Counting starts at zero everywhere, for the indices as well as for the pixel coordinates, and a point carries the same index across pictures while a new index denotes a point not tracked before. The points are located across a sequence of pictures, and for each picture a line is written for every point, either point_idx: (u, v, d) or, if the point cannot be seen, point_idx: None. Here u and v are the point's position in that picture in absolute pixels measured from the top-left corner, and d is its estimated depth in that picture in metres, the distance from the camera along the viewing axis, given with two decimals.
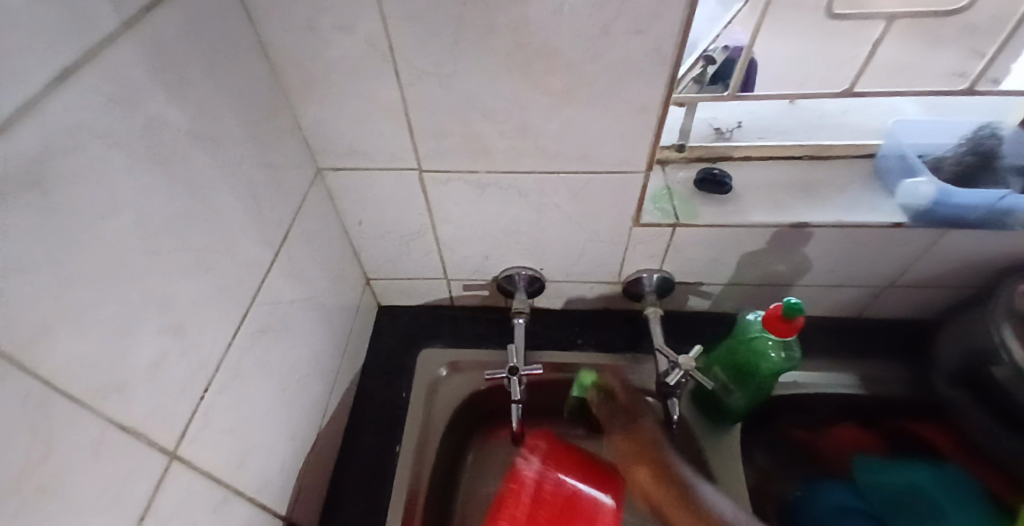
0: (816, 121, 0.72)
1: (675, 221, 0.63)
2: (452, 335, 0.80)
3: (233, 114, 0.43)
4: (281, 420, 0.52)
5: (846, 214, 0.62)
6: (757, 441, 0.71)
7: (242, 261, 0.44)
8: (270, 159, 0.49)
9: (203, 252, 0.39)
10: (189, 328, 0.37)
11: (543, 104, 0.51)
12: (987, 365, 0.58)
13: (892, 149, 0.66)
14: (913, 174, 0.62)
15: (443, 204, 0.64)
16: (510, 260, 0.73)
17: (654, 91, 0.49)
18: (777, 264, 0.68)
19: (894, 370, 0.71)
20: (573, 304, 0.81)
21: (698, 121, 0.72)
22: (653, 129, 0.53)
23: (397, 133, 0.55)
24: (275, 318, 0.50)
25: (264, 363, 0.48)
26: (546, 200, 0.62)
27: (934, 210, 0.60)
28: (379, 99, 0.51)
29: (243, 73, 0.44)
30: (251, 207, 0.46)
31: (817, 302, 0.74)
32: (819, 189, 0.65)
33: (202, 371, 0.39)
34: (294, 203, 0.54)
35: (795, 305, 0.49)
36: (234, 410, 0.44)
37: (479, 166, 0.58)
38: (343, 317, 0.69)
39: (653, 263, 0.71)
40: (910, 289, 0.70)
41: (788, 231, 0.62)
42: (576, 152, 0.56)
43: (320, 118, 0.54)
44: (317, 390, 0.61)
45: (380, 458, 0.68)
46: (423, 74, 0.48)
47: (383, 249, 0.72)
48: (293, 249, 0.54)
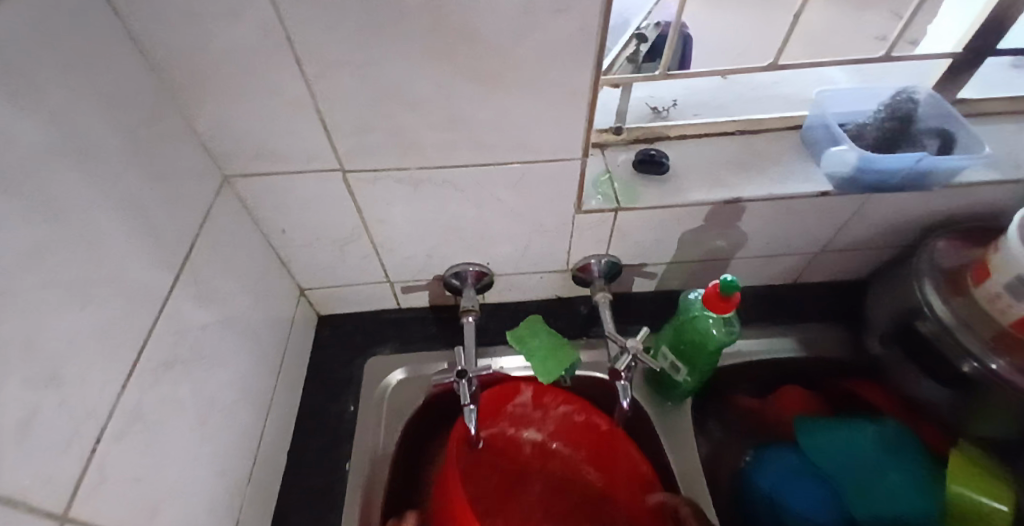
0: (748, 95, 0.73)
1: (616, 205, 0.62)
2: (400, 339, 0.77)
3: (104, 121, 0.37)
4: (206, 456, 0.48)
5: (779, 186, 0.62)
6: (709, 413, 0.73)
7: (129, 289, 0.39)
8: (159, 170, 0.43)
9: (77, 284, 0.33)
10: (66, 374, 0.32)
11: (469, 92, 0.47)
12: (912, 321, 0.62)
13: (818, 120, 0.67)
14: (837, 142, 0.63)
15: (374, 205, 0.60)
16: (454, 257, 0.70)
17: (584, 73, 0.47)
18: (718, 240, 0.68)
19: (830, 332, 0.74)
20: (524, 296, 0.80)
21: (634, 101, 0.71)
22: (587, 113, 0.50)
23: (312, 132, 0.50)
24: (183, 347, 0.45)
25: (174, 398, 0.43)
26: (483, 193, 0.59)
27: (858, 177, 0.62)
28: (285, 94, 0.46)
29: (110, 72, 0.38)
30: (139, 226, 0.40)
31: (758, 273, 0.75)
32: (753, 163, 0.66)
33: (91, 421, 0.34)
34: (196, 215, 0.49)
35: (731, 282, 0.48)
36: (140, 457, 0.39)
37: (407, 162, 0.54)
38: (275, 333, 0.64)
39: (599, 249, 0.70)
40: (841, 255, 0.73)
41: (722, 208, 0.62)
42: (510, 142, 0.53)
43: (221, 119, 0.48)
44: (250, 416, 0.57)
45: (328, 477, 0.64)
46: (332, 64, 0.44)
47: (314, 257, 0.67)
48: (199, 267, 0.48)
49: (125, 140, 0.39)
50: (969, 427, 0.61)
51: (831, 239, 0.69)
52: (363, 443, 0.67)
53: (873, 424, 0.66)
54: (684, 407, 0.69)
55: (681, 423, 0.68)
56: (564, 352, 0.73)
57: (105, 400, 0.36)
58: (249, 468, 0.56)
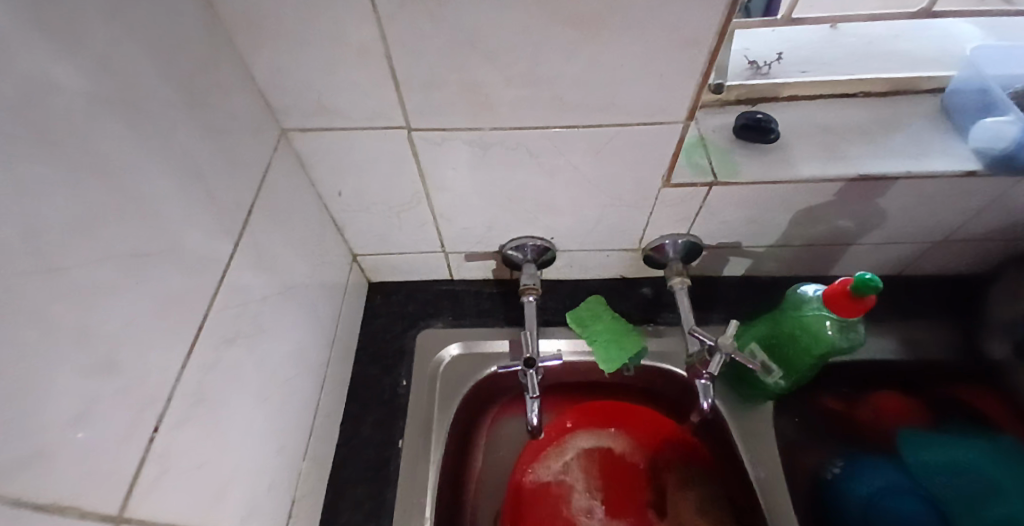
0: (869, 48, 0.61)
1: (712, 179, 0.54)
2: (454, 313, 0.73)
3: (154, 63, 0.32)
4: (267, 434, 0.45)
5: (916, 162, 0.52)
6: (787, 410, 0.63)
7: (188, 260, 0.35)
8: (214, 121, 0.39)
9: (130, 257, 0.29)
10: (123, 359, 0.29)
11: (562, 38, 0.40)
12: None
13: (971, 81, 0.56)
14: (995, 111, 0.53)
15: (438, 169, 0.54)
16: (519, 230, 0.64)
17: (708, 18, 0.38)
18: (824, 223, 0.59)
19: (938, 332, 0.65)
20: (588, 273, 0.73)
21: (732, 52, 0.61)
22: (700, 68, 0.42)
23: (378, 84, 0.44)
24: (242, 321, 0.41)
25: (236, 375, 0.40)
26: (561, 160, 0.52)
27: (1017, 155, 0.52)
28: (349, 37, 0.40)
29: (164, 7, 0.33)
30: (193, 187, 0.36)
31: (859, 262, 0.66)
32: (878, 132, 0.56)
33: (152, 406, 0.31)
34: (253, 177, 0.44)
35: (868, 281, 0.40)
36: (202, 439, 0.36)
37: (480, 122, 0.48)
38: (330, 302, 0.61)
39: (680, 228, 0.62)
40: (963, 243, 0.62)
41: (851, 185, 0.53)
42: (600, 102, 0.45)
43: (278, 66, 0.43)
44: (305, 391, 0.54)
45: (382, 454, 0.62)
46: (407, 2, 0.37)
47: (370, 223, 0.63)
48: (257, 232, 0.44)
49: (175, 85, 0.34)
50: None
51: (960, 226, 0.59)
52: (417, 420, 0.64)
53: (987, 439, 0.60)
54: (765, 407, 0.63)
55: (762, 422, 0.62)
56: (628, 342, 0.68)
57: (166, 381, 0.32)
58: (306, 443, 0.54)
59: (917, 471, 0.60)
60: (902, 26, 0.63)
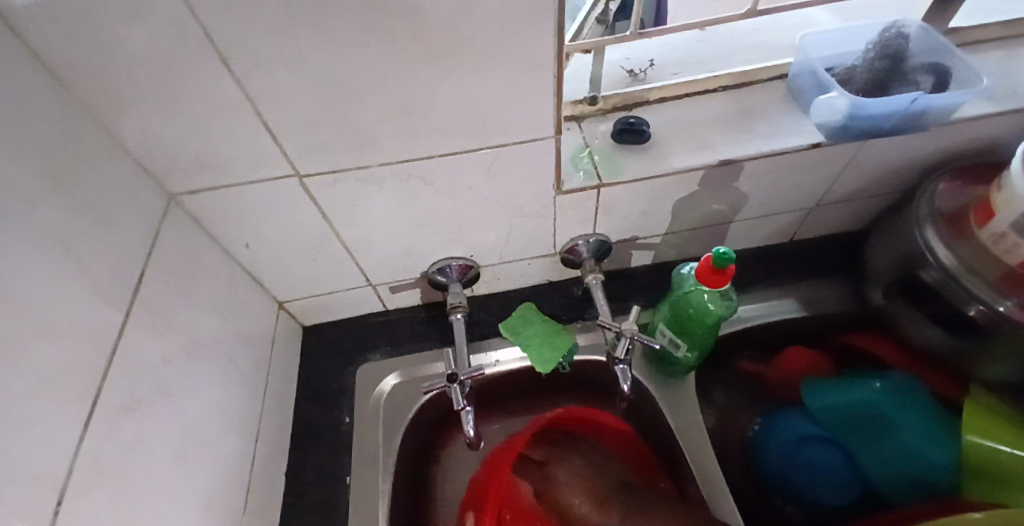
0: (727, 45, 0.68)
1: (598, 181, 0.58)
2: (390, 343, 0.74)
3: (15, 161, 0.33)
4: (190, 495, 0.45)
5: (769, 142, 0.58)
6: (711, 380, 0.71)
7: (70, 338, 0.35)
8: (85, 198, 0.39)
9: (1, 345, 0.30)
10: (3, 445, 0.29)
11: (419, 75, 0.43)
12: (915, 269, 0.60)
13: (803, 67, 0.62)
14: (825, 89, 0.59)
15: (340, 207, 0.56)
16: (435, 253, 0.67)
17: (545, 41, 0.42)
18: (709, 205, 0.64)
19: (832, 287, 0.72)
20: (514, 284, 0.76)
21: (609, 64, 0.67)
22: (554, 85, 0.46)
23: (256, 137, 0.46)
24: (145, 389, 0.42)
25: (142, 443, 0.40)
26: (455, 183, 0.55)
27: (850, 124, 0.58)
28: (216, 98, 0.41)
29: (12, 98, 0.34)
30: (67, 265, 0.36)
31: (752, 235, 0.72)
32: (739, 119, 0.61)
33: (43, 488, 0.31)
34: (141, 244, 0.45)
35: (724, 255, 0.45)
36: (110, 512, 0.36)
37: (366, 159, 0.50)
38: (254, 354, 0.61)
39: (586, 228, 0.66)
40: (838, 206, 0.70)
41: (714, 170, 0.58)
42: (474, 126, 0.49)
43: (153, 135, 0.44)
44: (234, 446, 0.54)
45: (329, 494, 0.62)
46: (262, 60, 0.39)
47: (287, 269, 0.63)
48: (153, 297, 0.45)
49: (35, 172, 0.35)
50: (979, 372, 0.60)
51: (827, 191, 0.66)
52: (361, 454, 0.64)
53: (879, 379, 0.64)
54: (686, 381, 0.67)
55: (685, 395, 0.66)
56: (560, 340, 0.70)
57: (58, 460, 0.33)
58: (243, 498, 0.53)
59: (822, 416, 0.65)
60: (756, 23, 0.70)
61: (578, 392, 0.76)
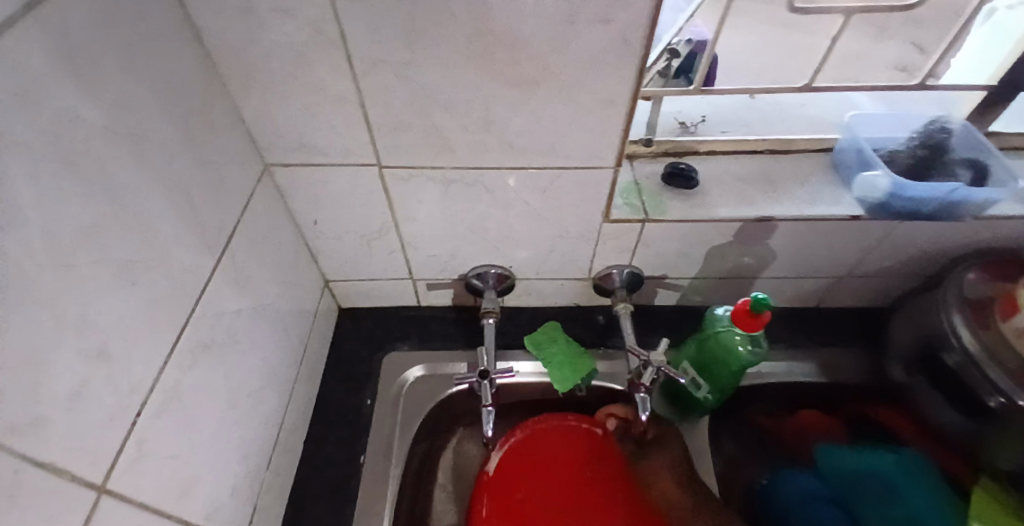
0: (776, 114, 0.73)
1: (644, 216, 0.62)
2: (419, 337, 0.78)
3: (159, 106, 0.39)
4: (234, 440, 0.49)
5: (810, 206, 0.62)
6: (724, 430, 0.73)
7: (176, 271, 0.40)
8: (207, 155, 0.45)
9: (128, 263, 0.35)
10: (115, 348, 0.33)
11: (507, 95, 0.48)
12: (937, 351, 0.62)
13: (849, 142, 0.66)
14: (869, 167, 0.63)
15: (406, 202, 0.61)
16: (478, 259, 0.71)
17: (621, 82, 0.47)
18: (744, 257, 0.68)
19: (851, 356, 0.74)
20: (543, 302, 0.80)
21: (664, 114, 0.72)
22: (622, 123, 0.51)
23: (352, 127, 0.51)
24: (219, 331, 0.46)
25: (207, 380, 0.44)
26: (513, 196, 0.60)
27: (889, 203, 0.61)
28: (329, 88, 0.47)
29: (170, 60, 0.40)
30: (186, 210, 0.42)
31: (781, 293, 0.75)
32: (782, 182, 0.66)
33: (134, 396, 0.35)
34: (237, 204, 0.50)
35: (762, 300, 0.48)
36: (176, 433, 0.40)
37: (441, 162, 0.55)
38: (300, 323, 0.65)
39: (623, 259, 0.70)
40: (867, 279, 0.72)
41: (752, 225, 0.62)
42: (544, 148, 0.54)
43: (265, 111, 0.50)
44: (272, 403, 0.57)
45: (344, 469, 0.65)
46: (377, 63, 0.45)
47: (342, 250, 0.68)
48: (237, 254, 0.50)
49: (177, 125, 0.41)
50: (992, 460, 0.60)
51: (859, 262, 0.69)
52: (379, 437, 0.67)
53: (891, 452, 0.68)
54: (699, 423, 0.70)
55: (696, 436, 0.69)
56: (581, 363, 0.73)
57: (148, 376, 0.37)
58: (270, 454, 0.57)
59: (830, 478, 0.67)
60: (806, 97, 0.75)
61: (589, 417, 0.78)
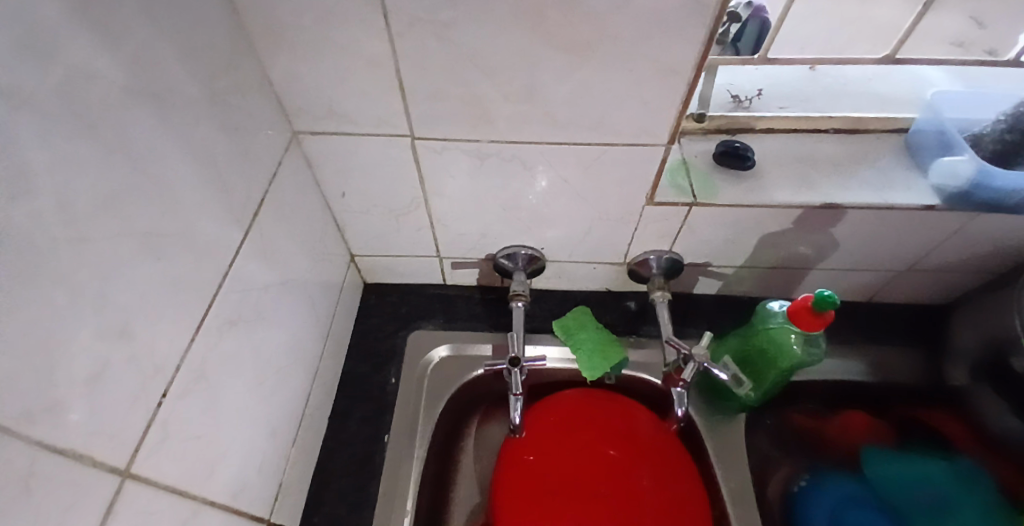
0: (844, 89, 0.66)
1: (692, 199, 0.58)
2: (445, 316, 0.75)
3: (182, 63, 0.35)
4: (260, 417, 0.47)
5: (879, 194, 0.57)
6: (761, 425, 0.68)
7: (201, 245, 0.38)
8: (232, 120, 0.42)
9: (150, 235, 0.32)
10: (137, 325, 0.31)
11: (556, 62, 0.44)
12: (1006, 355, 0.57)
13: (928, 123, 0.60)
14: (951, 151, 0.57)
15: (438, 175, 0.57)
16: (510, 239, 0.67)
17: (685, 47, 0.42)
18: (797, 246, 0.63)
19: (905, 356, 0.69)
20: (574, 285, 0.77)
21: (716, 87, 0.66)
22: (680, 95, 0.46)
23: (385, 92, 0.47)
24: (246, 307, 0.44)
25: (234, 358, 0.42)
26: (553, 173, 0.56)
27: (972, 192, 0.56)
28: (362, 49, 0.43)
29: (194, 14, 0.36)
30: (211, 180, 0.39)
31: (832, 286, 0.70)
32: (848, 165, 0.60)
33: (157, 376, 0.33)
34: (264, 173, 0.47)
35: (827, 298, 0.44)
36: (200, 412, 0.38)
37: (479, 133, 0.51)
38: (326, 298, 0.63)
39: (664, 244, 0.66)
40: (929, 274, 0.67)
41: (814, 212, 0.57)
42: (592, 121, 0.49)
43: (293, 73, 0.46)
44: (297, 379, 0.56)
45: (368, 448, 0.64)
46: (417, 21, 0.41)
47: (369, 224, 0.65)
48: (265, 225, 0.47)
49: (201, 85, 0.38)
50: None
51: (924, 257, 0.63)
52: (403, 417, 0.66)
53: (946, 458, 0.63)
54: (736, 420, 0.66)
55: (732, 432, 0.65)
56: (611, 351, 0.70)
57: (172, 356, 0.35)
58: (294, 431, 0.55)
59: (877, 486, 0.63)
60: (877, 69, 0.68)
61: None
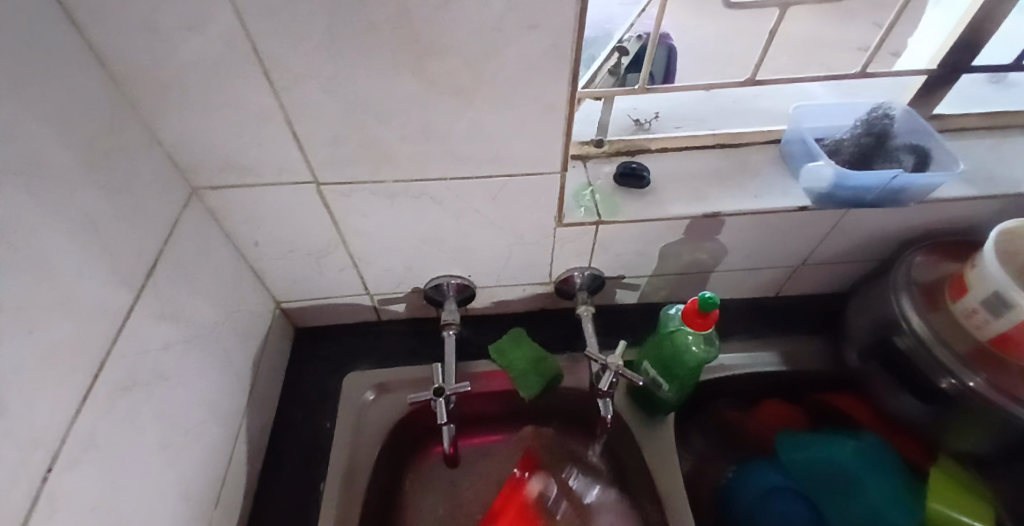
0: (731, 107, 0.73)
1: (597, 219, 0.62)
2: (380, 352, 0.75)
3: (56, 135, 0.36)
4: (169, 481, 0.46)
5: (758, 200, 0.62)
6: (693, 425, 0.74)
7: (86, 312, 0.37)
8: (117, 185, 0.42)
9: (22, 307, 0.32)
10: (11, 402, 0.31)
11: (442, 105, 0.46)
12: (889, 336, 0.63)
13: (796, 134, 0.67)
14: (813, 158, 0.63)
15: (351, 216, 0.58)
16: (435, 270, 0.69)
17: (559, 86, 0.46)
18: (699, 253, 0.68)
19: (811, 345, 0.74)
20: (507, 308, 0.79)
21: (618, 112, 0.72)
22: (564, 127, 0.50)
23: (283, 143, 0.49)
24: (144, 369, 0.43)
25: (132, 422, 0.42)
26: (463, 206, 0.58)
27: (833, 193, 0.62)
28: (252, 106, 0.45)
29: (66, 86, 0.37)
30: (94, 246, 0.39)
31: (740, 285, 0.76)
32: (732, 177, 0.66)
33: (38, 450, 0.33)
34: (160, 232, 0.47)
35: (710, 299, 0.48)
36: (95, 483, 0.37)
37: (383, 175, 0.53)
38: (247, 349, 0.62)
39: (582, 261, 0.69)
40: (823, 267, 0.73)
41: (701, 221, 0.62)
42: (488, 155, 0.52)
43: (186, 132, 0.47)
44: (217, 436, 0.55)
45: (302, 497, 0.62)
46: (301, 77, 0.43)
47: (291, 269, 0.66)
48: (163, 284, 0.47)
49: (78, 154, 0.38)
50: (950, 444, 0.63)
51: (812, 252, 0.70)
52: None
53: (853, 439, 0.66)
54: (669, 421, 0.69)
55: (662, 436, 0.68)
56: (545, 367, 0.71)
57: (54, 429, 0.34)
58: (216, 490, 0.54)
59: (793, 471, 0.67)
60: (759, 89, 0.76)
61: (559, 422, 0.77)
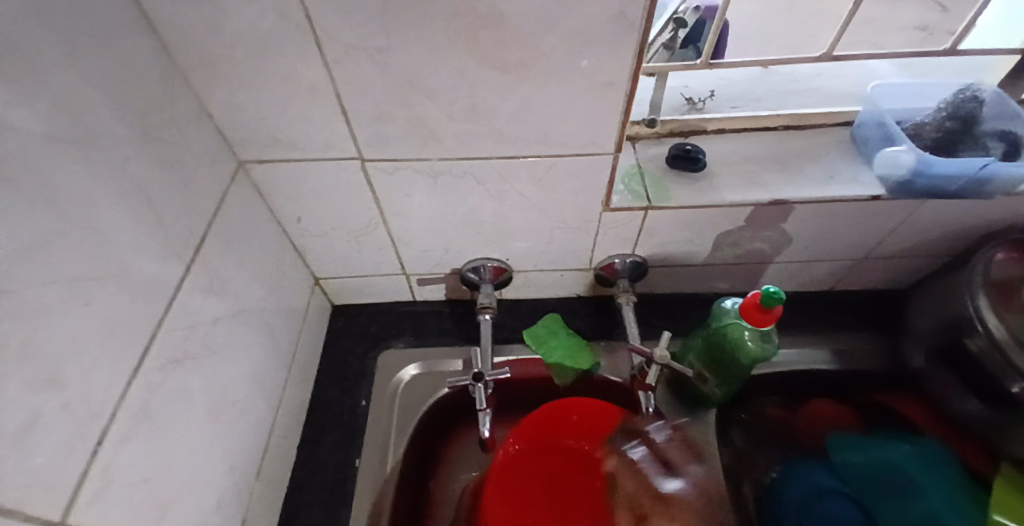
0: (794, 86, 0.68)
1: (646, 203, 0.58)
2: (415, 333, 0.75)
3: (108, 102, 0.35)
4: (215, 453, 0.47)
5: (825, 188, 0.58)
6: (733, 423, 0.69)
7: (139, 286, 0.37)
8: (169, 156, 0.41)
9: (79, 281, 0.31)
10: (68, 375, 0.30)
11: (493, 79, 0.44)
12: (961, 337, 0.58)
13: (870, 116, 0.62)
14: (892, 142, 0.58)
15: (393, 195, 0.57)
16: (473, 253, 0.67)
17: (621, 59, 0.43)
18: (754, 242, 0.64)
19: (868, 344, 0.70)
20: (543, 293, 0.77)
21: (670, 90, 0.67)
22: (621, 106, 0.47)
23: (329, 118, 0.47)
24: (193, 342, 0.43)
25: (182, 394, 0.42)
26: (507, 187, 0.56)
27: (914, 181, 0.57)
28: (298, 77, 0.43)
29: (118, 53, 0.36)
30: (147, 219, 0.38)
31: (793, 278, 0.72)
32: (795, 162, 0.61)
33: (93, 421, 0.32)
34: (208, 205, 0.47)
35: (773, 294, 0.45)
36: (147, 455, 0.37)
37: (427, 152, 0.51)
38: (287, 325, 0.62)
39: (626, 248, 0.66)
40: (886, 261, 0.68)
41: (763, 209, 0.58)
42: (538, 135, 0.49)
43: (232, 104, 0.46)
44: (260, 410, 0.55)
45: (339, 473, 0.63)
46: (350, 47, 0.41)
47: (330, 247, 0.65)
48: (210, 257, 0.46)
49: (130, 123, 0.37)
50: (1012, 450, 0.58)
51: (878, 244, 0.65)
52: (374, 439, 0.65)
53: (908, 442, 0.64)
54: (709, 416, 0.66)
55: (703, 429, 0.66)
56: (582, 357, 0.71)
57: (108, 402, 0.34)
58: (258, 463, 0.54)
59: (844, 473, 0.65)
60: (823, 67, 0.70)
61: None
